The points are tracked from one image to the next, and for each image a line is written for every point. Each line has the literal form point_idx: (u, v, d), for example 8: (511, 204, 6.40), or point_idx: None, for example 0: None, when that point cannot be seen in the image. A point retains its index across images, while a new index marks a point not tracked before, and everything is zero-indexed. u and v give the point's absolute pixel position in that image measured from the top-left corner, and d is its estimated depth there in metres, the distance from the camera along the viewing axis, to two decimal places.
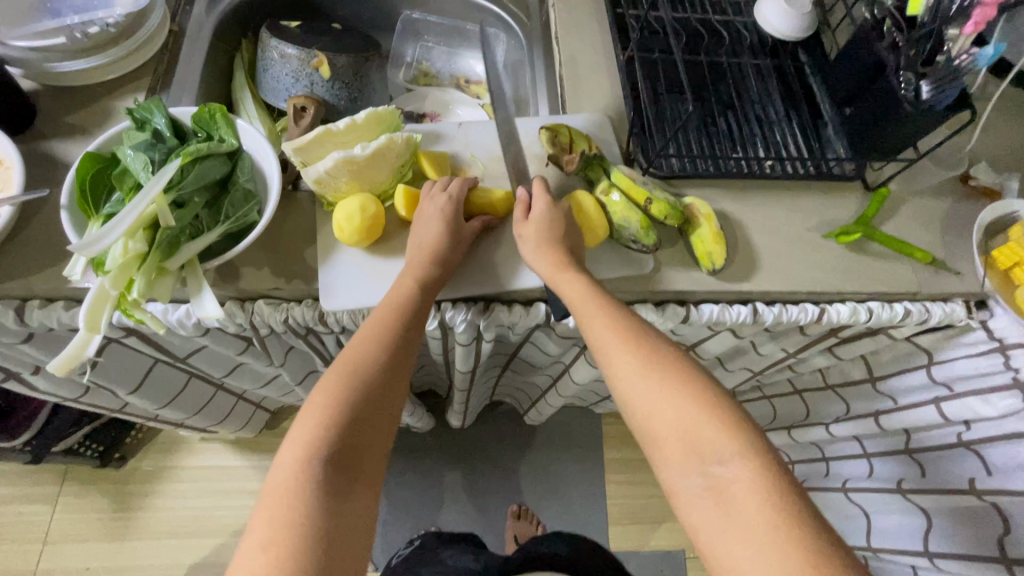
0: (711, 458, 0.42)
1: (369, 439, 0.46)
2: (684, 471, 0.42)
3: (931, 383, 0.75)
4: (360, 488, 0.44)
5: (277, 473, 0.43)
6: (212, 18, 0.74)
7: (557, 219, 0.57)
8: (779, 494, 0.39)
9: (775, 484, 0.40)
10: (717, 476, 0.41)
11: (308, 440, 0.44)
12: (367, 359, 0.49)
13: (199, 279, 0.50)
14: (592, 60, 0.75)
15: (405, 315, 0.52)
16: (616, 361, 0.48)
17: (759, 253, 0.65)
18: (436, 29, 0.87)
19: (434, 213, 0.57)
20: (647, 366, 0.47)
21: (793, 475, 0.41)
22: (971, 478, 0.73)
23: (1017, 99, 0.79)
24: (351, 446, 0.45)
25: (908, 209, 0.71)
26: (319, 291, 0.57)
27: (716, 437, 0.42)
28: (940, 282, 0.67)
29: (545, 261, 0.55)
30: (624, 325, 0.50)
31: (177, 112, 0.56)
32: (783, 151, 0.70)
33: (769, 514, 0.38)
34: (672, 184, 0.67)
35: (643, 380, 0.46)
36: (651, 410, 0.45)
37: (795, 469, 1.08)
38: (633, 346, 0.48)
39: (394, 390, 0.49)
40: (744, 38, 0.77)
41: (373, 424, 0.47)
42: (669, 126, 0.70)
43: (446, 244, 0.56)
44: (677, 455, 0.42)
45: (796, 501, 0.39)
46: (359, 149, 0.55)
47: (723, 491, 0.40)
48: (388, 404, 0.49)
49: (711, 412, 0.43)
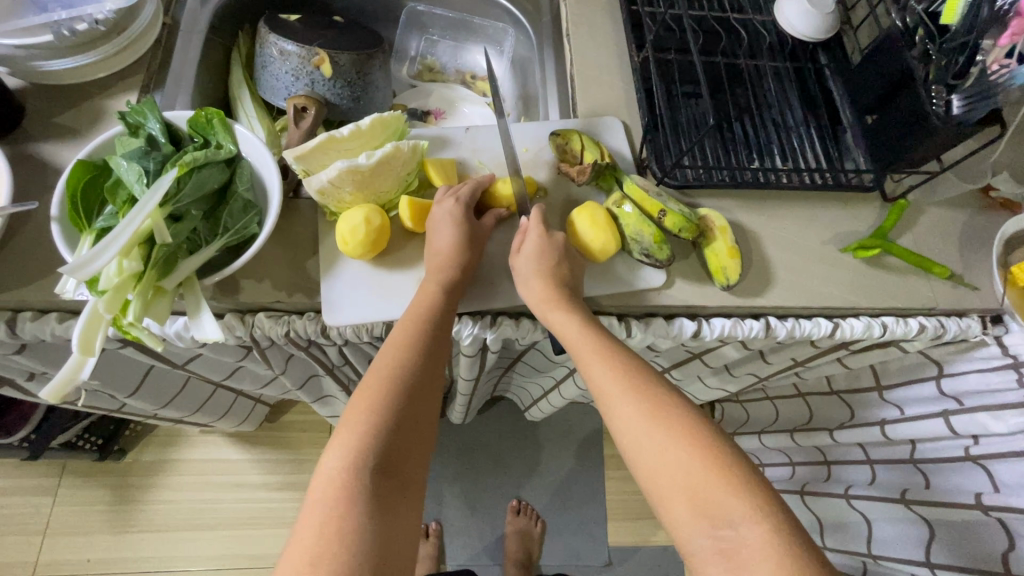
0: (720, 520, 0.41)
1: (409, 453, 0.45)
2: (693, 532, 0.41)
3: (941, 395, 0.74)
4: (405, 501, 0.43)
5: (320, 480, 0.42)
6: (208, 9, 0.70)
7: (555, 250, 0.56)
8: (792, 558, 0.38)
9: (788, 549, 0.39)
10: (727, 539, 0.40)
11: (348, 456, 0.43)
12: (394, 370, 0.48)
13: (197, 296, 0.49)
14: (604, 59, 0.72)
15: (428, 322, 0.51)
16: (619, 412, 0.47)
17: (773, 267, 0.63)
18: (441, 22, 0.84)
19: (446, 213, 0.56)
20: (652, 417, 0.46)
21: (808, 538, 0.40)
22: (977, 493, 0.72)
23: None
24: (388, 465, 0.43)
25: (926, 221, 0.69)
26: (321, 304, 0.55)
27: (725, 500, 0.41)
28: (957, 297, 0.65)
29: (539, 295, 0.54)
30: (626, 370, 0.49)
31: (171, 115, 0.54)
32: (801, 159, 0.68)
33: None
34: (686, 194, 0.64)
35: (647, 434, 0.45)
36: (657, 465, 0.44)
37: (797, 471, 1.08)
38: (638, 395, 0.47)
39: (425, 400, 0.48)
40: (763, 38, 0.75)
41: (411, 436, 0.46)
42: (685, 132, 0.67)
43: (463, 245, 0.55)
44: (687, 514, 0.41)
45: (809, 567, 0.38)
46: (364, 157, 0.53)
47: (734, 555, 0.39)
48: (422, 414, 0.47)
49: (720, 469, 0.42)
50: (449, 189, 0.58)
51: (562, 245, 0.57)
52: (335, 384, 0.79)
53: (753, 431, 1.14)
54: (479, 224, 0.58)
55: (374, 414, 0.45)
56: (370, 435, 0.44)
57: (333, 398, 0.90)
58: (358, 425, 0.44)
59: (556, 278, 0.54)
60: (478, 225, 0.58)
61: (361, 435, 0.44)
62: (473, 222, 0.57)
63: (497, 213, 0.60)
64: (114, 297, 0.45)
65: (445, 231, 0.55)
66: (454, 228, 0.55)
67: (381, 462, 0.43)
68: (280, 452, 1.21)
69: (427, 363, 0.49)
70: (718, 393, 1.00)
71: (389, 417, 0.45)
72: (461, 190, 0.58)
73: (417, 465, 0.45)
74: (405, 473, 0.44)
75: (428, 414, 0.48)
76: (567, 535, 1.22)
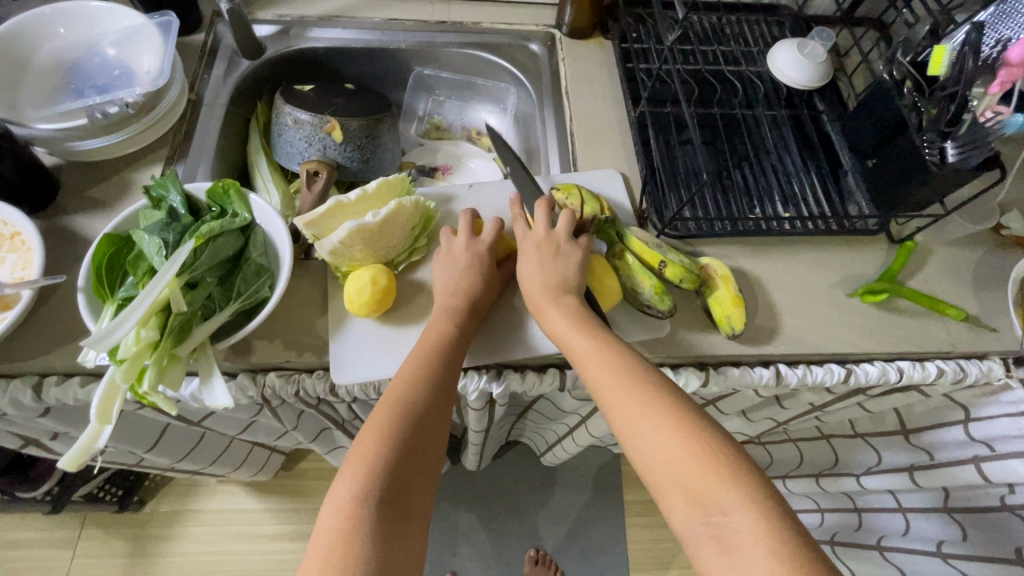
0: (714, 507, 0.39)
1: (412, 475, 0.45)
2: (687, 518, 0.40)
3: (970, 440, 0.71)
4: (410, 536, 0.42)
5: (324, 514, 0.42)
6: (229, 83, 0.75)
7: (552, 248, 0.56)
8: (785, 539, 0.37)
9: (780, 532, 0.38)
10: (721, 526, 0.39)
11: (352, 487, 0.43)
12: (404, 391, 0.49)
13: (210, 362, 0.51)
14: (603, 116, 0.75)
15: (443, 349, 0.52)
16: (615, 406, 0.46)
17: (780, 314, 0.63)
18: (447, 84, 0.88)
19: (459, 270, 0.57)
20: (644, 407, 0.45)
21: (803, 528, 0.38)
22: (1018, 548, 0.70)
23: None
24: (395, 497, 0.43)
25: (936, 261, 0.68)
26: (330, 363, 0.56)
27: (718, 487, 0.40)
28: (975, 340, 0.64)
29: (538, 287, 0.54)
30: (621, 365, 0.48)
31: (191, 187, 0.57)
32: (803, 205, 0.69)
33: (770, 566, 0.36)
34: (687, 243, 0.65)
35: (639, 428, 0.44)
36: (649, 455, 0.43)
37: (825, 518, 1.03)
38: (630, 388, 0.46)
39: (437, 424, 0.48)
40: (758, 86, 0.76)
41: (426, 461, 0.46)
42: (684, 183, 0.69)
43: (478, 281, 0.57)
44: (683, 503, 0.40)
45: (804, 556, 0.37)
46: (371, 217, 0.56)
47: (728, 541, 0.38)
48: (434, 433, 0.48)
49: (708, 456, 0.41)
50: (449, 242, 0.60)
51: (558, 241, 0.57)
52: (347, 436, 0.80)
53: (777, 476, 1.10)
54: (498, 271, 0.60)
55: (384, 436, 0.45)
56: (379, 456, 0.44)
57: (345, 449, 0.91)
58: (366, 450, 0.45)
59: (552, 281, 0.54)
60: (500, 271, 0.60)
61: (370, 459, 0.44)
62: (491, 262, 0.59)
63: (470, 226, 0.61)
64: (131, 366, 0.47)
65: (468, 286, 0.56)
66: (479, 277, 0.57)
67: (387, 486, 0.43)
68: (296, 501, 1.21)
69: (441, 385, 0.50)
70: (735, 437, 0.97)
71: (395, 443, 0.45)
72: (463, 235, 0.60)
73: (423, 492, 0.45)
74: (413, 500, 0.44)
75: (438, 436, 0.48)
76: None
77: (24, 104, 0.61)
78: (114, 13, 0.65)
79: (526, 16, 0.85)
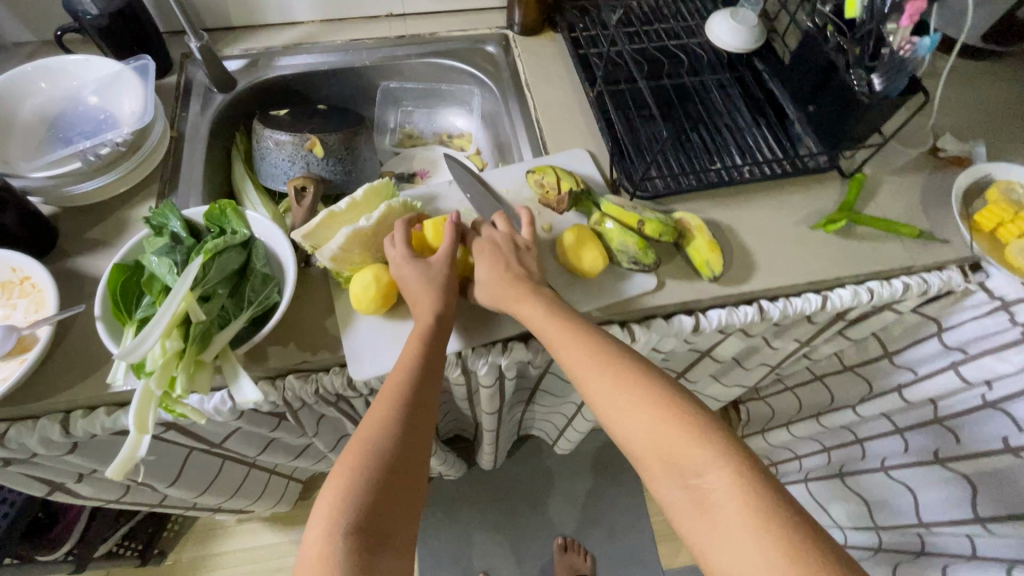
0: (691, 471, 0.43)
1: (394, 487, 0.45)
2: (668, 484, 0.44)
3: (946, 349, 0.77)
4: (387, 561, 0.42)
5: (308, 548, 0.42)
6: (207, 118, 0.78)
7: (503, 245, 0.60)
8: (755, 492, 0.41)
9: (750, 485, 0.41)
10: (698, 486, 0.43)
11: (329, 519, 0.43)
12: (378, 408, 0.50)
13: (234, 366, 0.53)
14: (564, 101, 0.81)
15: (417, 358, 0.53)
16: (592, 386, 0.50)
17: (754, 254, 0.68)
18: (413, 94, 0.92)
19: (422, 279, 0.57)
20: (618, 385, 0.49)
21: (772, 477, 0.42)
22: (1004, 437, 0.72)
23: (964, 75, 0.85)
24: (368, 521, 0.43)
25: (887, 188, 0.74)
26: (346, 359, 0.59)
27: (693, 451, 0.44)
28: (931, 253, 0.69)
29: (504, 278, 0.57)
30: (593, 349, 0.51)
31: (189, 213, 0.60)
32: (758, 154, 0.74)
33: (745, 517, 0.40)
34: (659, 203, 0.70)
35: (616, 402, 0.48)
36: (625, 425, 0.47)
37: (831, 455, 1.07)
38: (605, 368, 0.50)
39: (425, 419, 0.50)
40: (701, 55, 0.83)
41: (408, 474, 0.47)
42: (648, 150, 0.74)
43: (437, 290, 0.57)
44: (662, 471, 0.44)
45: (776, 502, 0.40)
46: (365, 221, 0.60)
47: (705, 500, 0.42)
48: (415, 442, 0.49)
49: (681, 424, 0.45)
50: (392, 253, 0.59)
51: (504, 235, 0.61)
52: None
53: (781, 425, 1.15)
54: (436, 263, 0.58)
55: (365, 453, 0.46)
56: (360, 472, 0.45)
57: None
58: (345, 471, 0.46)
59: (519, 275, 0.57)
60: (439, 259, 0.58)
61: (348, 482, 0.45)
62: (433, 261, 0.58)
63: (407, 236, 0.60)
64: (162, 375, 0.50)
65: (438, 287, 0.57)
66: (448, 280, 0.57)
67: (366, 508, 0.43)
68: None
69: (417, 397, 0.51)
70: (735, 390, 1.02)
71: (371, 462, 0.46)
72: (399, 247, 0.59)
73: (402, 511, 0.45)
74: (386, 526, 0.44)
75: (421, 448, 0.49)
76: (619, 565, 1.20)
77: (14, 159, 0.64)
78: (90, 62, 0.69)
79: (479, 22, 0.91)
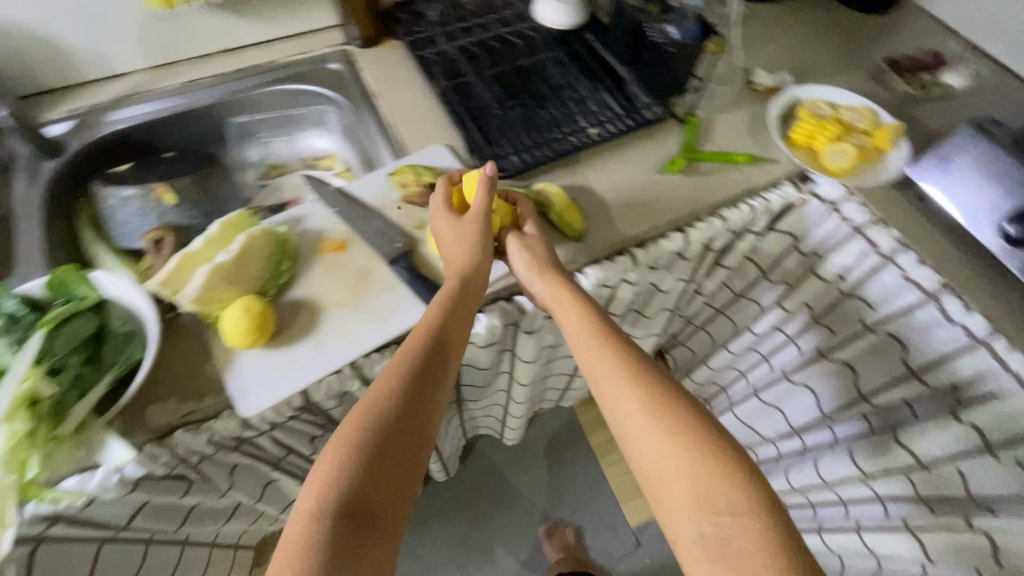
0: (717, 509, 0.44)
1: (389, 471, 0.46)
2: (692, 519, 0.44)
3: (805, 257, 0.84)
4: (370, 545, 0.43)
5: (291, 522, 0.43)
6: (38, 189, 0.73)
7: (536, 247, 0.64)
8: (776, 543, 0.42)
9: (772, 535, 0.43)
10: (719, 527, 0.44)
11: (319, 499, 0.43)
12: (379, 389, 0.50)
13: (100, 435, 0.51)
14: (415, 102, 0.82)
15: (429, 337, 0.53)
16: (625, 410, 0.50)
17: (614, 208, 0.73)
18: (267, 124, 0.91)
19: (470, 238, 0.61)
20: (653, 416, 0.49)
21: (797, 537, 0.43)
22: (862, 319, 0.81)
23: (762, 18, 0.96)
24: (361, 502, 0.44)
25: (718, 126, 0.82)
26: (232, 399, 0.57)
27: (722, 490, 0.45)
28: (765, 174, 0.78)
29: (545, 281, 0.61)
30: (632, 368, 0.52)
31: (25, 289, 0.55)
32: (603, 116, 0.79)
33: (765, 568, 0.41)
34: (521, 179, 0.74)
35: (651, 431, 0.48)
36: (653, 458, 0.48)
37: (752, 377, 1.08)
38: (639, 393, 0.51)
39: (429, 401, 0.51)
40: (533, 37, 0.88)
41: (405, 451, 0.47)
42: (502, 132, 0.77)
43: (454, 270, 0.59)
44: (688, 504, 0.45)
45: (796, 559, 0.42)
46: (224, 255, 0.58)
47: (725, 542, 0.43)
48: (416, 418, 0.49)
49: (714, 465, 0.46)
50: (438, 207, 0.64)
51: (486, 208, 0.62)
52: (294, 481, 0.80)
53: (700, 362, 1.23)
54: (471, 224, 0.62)
55: (362, 440, 0.46)
56: (354, 462, 0.45)
57: None
58: (341, 450, 0.46)
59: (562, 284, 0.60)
60: (466, 225, 0.62)
61: (339, 469, 0.45)
62: (467, 224, 0.62)
63: (447, 192, 0.65)
64: (10, 462, 0.45)
65: (468, 250, 0.61)
66: (479, 238, 0.61)
67: (359, 495, 0.44)
68: None
69: (423, 378, 0.51)
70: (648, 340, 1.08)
71: (368, 447, 0.46)
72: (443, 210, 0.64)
73: (394, 493, 0.46)
74: (375, 505, 0.44)
75: (425, 431, 0.50)
76: (589, 535, 1.23)
77: None
78: None
79: (317, 41, 0.91)
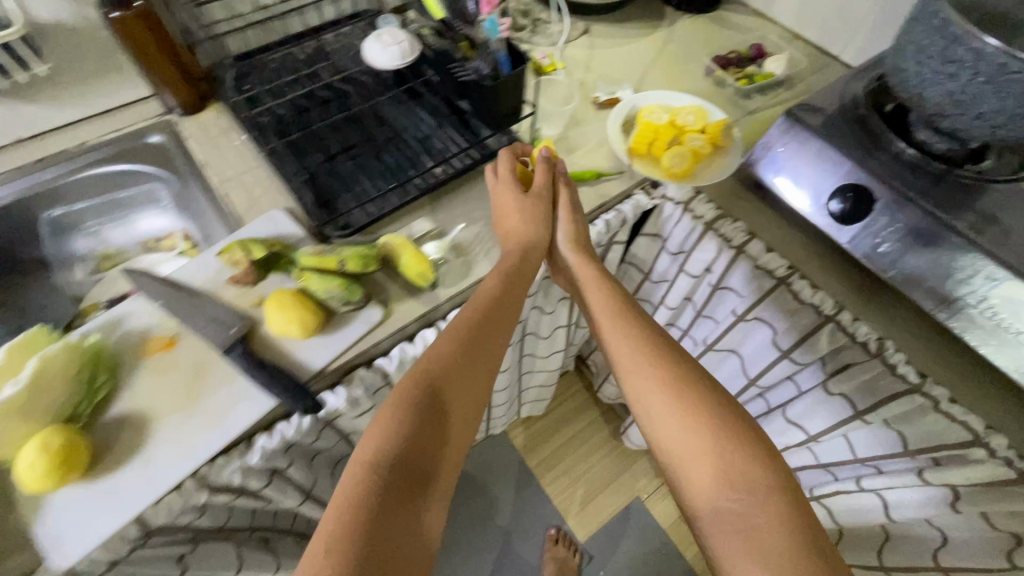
0: (736, 484, 0.48)
1: (431, 437, 0.49)
2: (712, 491, 0.48)
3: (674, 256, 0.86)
4: (413, 502, 0.45)
5: (352, 465, 0.46)
6: None
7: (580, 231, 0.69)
8: (793, 519, 0.45)
9: (788, 508, 0.46)
10: (736, 501, 0.47)
11: (377, 450, 0.46)
12: (435, 360, 0.53)
13: None
14: (249, 167, 0.77)
15: (485, 310, 0.58)
16: (647, 391, 0.54)
17: (468, 247, 0.72)
18: (90, 212, 0.82)
19: (534, 215, 0.66)
20: (681, 390, 0.53)
21: (812, 514, 0.46)
22: (733, 311, 0.82)
23: (595, 34, 1.00)
24: (410, 454, 0.47)
25: (564, 146, 0.83)
26: (44, 552, 0.50)
27: (742, 467, 0.48)
28: (614, 187, 0.79)
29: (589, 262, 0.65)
30: (658, 348, 0.56)
31: None
32: (448, 152, 0.77)
33: (781, 540, 0.44)
34: (368, 233, 0.71)
35: (675, 410, 0.52)
36: (676, 437, 0.52)
37: None
38: (663, 371, 0.54)
39: (474, 380, 0.54)
40: (369, 82, 0.86)
41: (455, 419, 0.51)
42: (344, 184, 0.74)
43: (537, 233, 0.66)
44: (709, 477, 0.49)
45: (810, 534, 0.44)
46: (8, 388, 0.50)
47: (741, 517, 0.46)
48: (467, 388, 0.53)
49: (735, 443, 0.49)
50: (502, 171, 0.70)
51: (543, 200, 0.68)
52: None
53: None
54: (538, 198, 0.68)
55: (421, 408, 0.50)
56: (409, 429, 0.48)
57: None
58: (402, 409, 0.49)
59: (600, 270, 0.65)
60: (535, 197, 0.68)
61: (398, 429, 0.48)
62: (531, 198, 0.67)
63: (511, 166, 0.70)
64: None
65: (537, 219, 0.66)
66: (546, 214, 0.67)
67: (405, 453, 0.47)
68: None
69: (471, 354, 0.55)
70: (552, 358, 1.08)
71: (416, 414, 0.49)
72: (501, 183, 0.69)
73: (435, 459, 0.49)
74: (419, 464, 0.47)
75: (468, 412, 0.53)
76: None
77: None
78: None
79: (132, 114, 0.83)
